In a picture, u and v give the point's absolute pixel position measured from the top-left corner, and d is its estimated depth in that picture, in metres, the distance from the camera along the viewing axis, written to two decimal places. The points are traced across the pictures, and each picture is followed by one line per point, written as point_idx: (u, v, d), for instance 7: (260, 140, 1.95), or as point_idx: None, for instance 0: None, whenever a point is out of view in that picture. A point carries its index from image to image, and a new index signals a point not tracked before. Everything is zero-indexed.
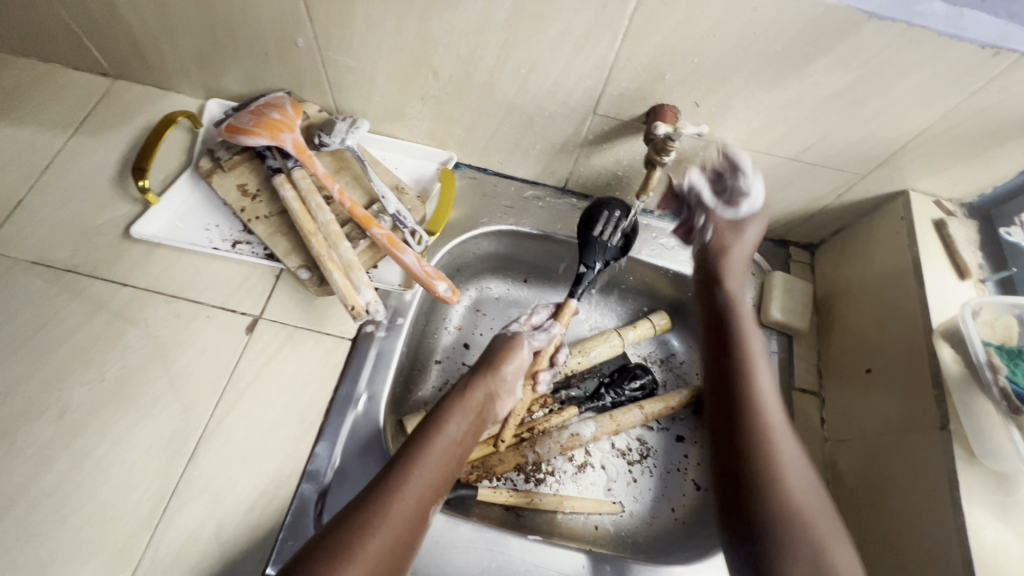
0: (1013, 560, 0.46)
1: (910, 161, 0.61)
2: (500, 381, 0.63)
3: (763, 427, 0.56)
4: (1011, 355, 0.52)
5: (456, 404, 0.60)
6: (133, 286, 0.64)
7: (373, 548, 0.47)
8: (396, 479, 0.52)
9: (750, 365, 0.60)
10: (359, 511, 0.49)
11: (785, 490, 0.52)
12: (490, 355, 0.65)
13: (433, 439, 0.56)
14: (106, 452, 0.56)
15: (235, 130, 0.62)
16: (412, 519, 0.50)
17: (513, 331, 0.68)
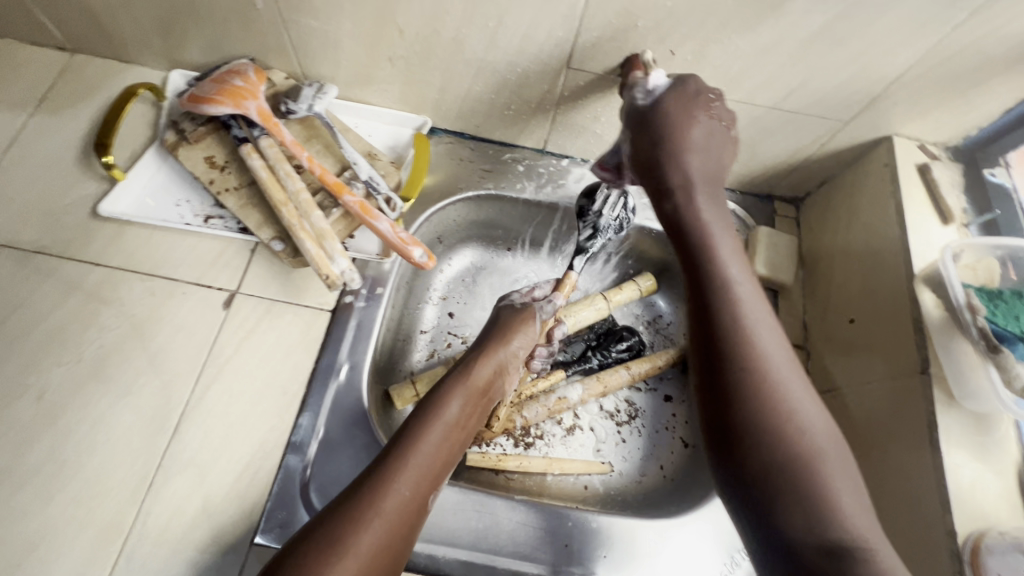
0: (990, 498, 0.47)
1: (893, 105, 0.59)
2: (512, 355, 0.63)
3: (734, 334, 0.45)
4: (991, 296, 0.50)
5: (459, 385, 0.57)
6: (106, 266, 0.63)
7: (365, 544, 0.43)
8: (390, 470, 0.48)
9: (715, 277, 0.48)
10: (352, 502, 0.45)
11: (792, 453, 0.40)
12: (496, 330, 0.64)
13: (433, 424, 0.53)
14: (88, 431, 0.56)
15: (197, 99, 0.60)
16: (408, 513, 0.47)
17: (521, 303, 0.67)
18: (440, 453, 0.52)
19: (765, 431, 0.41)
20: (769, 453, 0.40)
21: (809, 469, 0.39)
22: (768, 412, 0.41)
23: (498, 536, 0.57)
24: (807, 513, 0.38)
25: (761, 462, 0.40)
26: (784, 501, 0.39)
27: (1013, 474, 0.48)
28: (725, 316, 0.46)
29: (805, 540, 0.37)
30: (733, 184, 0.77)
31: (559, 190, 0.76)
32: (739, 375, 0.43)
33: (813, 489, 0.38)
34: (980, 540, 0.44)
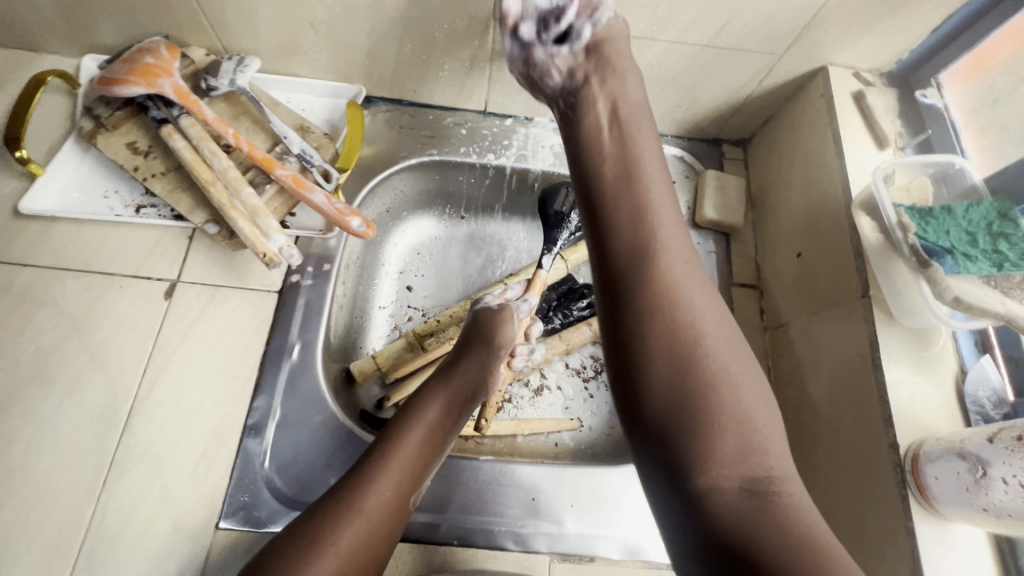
0: (928, 409, 0.48)
1: (824, 32, 0.58)
2: (495, 355, 0.62)
3: (649, 279, 0.45)
4: (922, 214, 0.50)
5: (441, 386, 0.58)
6: (35, 266, 0.60)
7: (346, 544, 0.44)
8: (372, 472, 0.49)
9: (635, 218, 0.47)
10: (333, 503, 0.46)
11: (702, 401, 0.41)
12: (477, 330, 0.63)
13: (415, 426, 0.54)
14: (33, 435, 0.54)
15: (108, 81, 0.57)
16: (390, 513, 0.47)
17: (496, 304, 0.66)
18: (423, 454, 0.52)
19: (677, 371, 0.42)
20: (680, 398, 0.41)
21: (713, 409, 0.40)
22: (685, 363, 0.42)
23: (464, 497, 0.57)
24: (723, 455, 0.39)
25: (675, 409, 0.41)
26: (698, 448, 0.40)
27: (952, 384, 0.50)
28: (641, 263, 0.45)
29: (726, 482, 0.38)
30: (679, 131, 0.76)
31: (508, 152, 0.75)
32: (649, 320, 0.43)
33: (725, 428, 0.40)
34: (920, 449, 0.46)
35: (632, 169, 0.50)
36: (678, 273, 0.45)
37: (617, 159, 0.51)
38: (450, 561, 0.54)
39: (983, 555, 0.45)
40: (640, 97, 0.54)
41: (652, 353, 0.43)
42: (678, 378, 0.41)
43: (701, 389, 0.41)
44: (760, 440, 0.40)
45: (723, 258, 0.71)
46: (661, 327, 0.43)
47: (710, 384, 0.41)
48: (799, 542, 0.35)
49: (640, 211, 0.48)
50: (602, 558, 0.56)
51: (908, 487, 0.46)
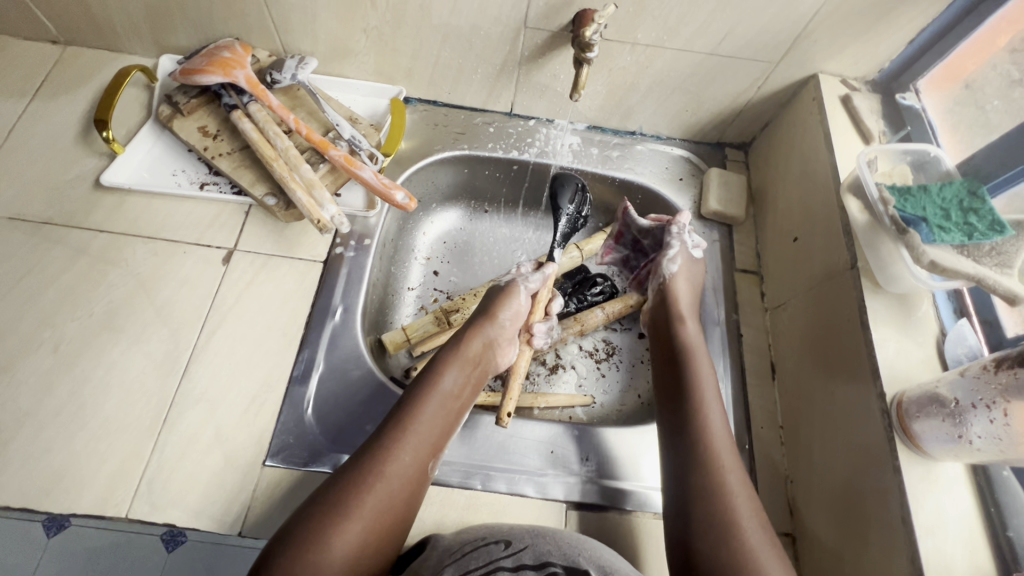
0: (913, 365, 0.54)
1: (813, 43, 0.67)
2: (499, 330, 0.64)
3: (702, 449, 0.52)
4: (902, 193, 0.57)
5: (453, 356, 0.60)
6: (109, 232, 0.68)
7: (369, 506, 0.48)
8: (391, 440, 0.52)
9: (692, 393, 0.57)
10: (357, 468, 0.50)
11: (732, 541, 0.46)
12: (484, 306, 0.66)
13: (429, 396, 0.56)
14: (103, 377, 0.60)
15: (189, 72, 0.66)
16: (410, 481, 0.51)
17: (505, 281, 0.69)
18: (437, 422, 0.55)
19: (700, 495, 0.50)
20: (704, 514, 0.48)
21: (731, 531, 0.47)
22: (718, 513, 0.48)
23: (488, 449, 0.63)
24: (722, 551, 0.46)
25: (694, 515, 0.49)
26: None
27: (934, 345, 0.55)
28: (692, 435, 0.54)
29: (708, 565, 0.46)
30: (686, 134, 0.84)
31: (532, 149, 0.82)
32: (698, 494, 0.50)
33: (735, 553, 0.46)
34: (903, 397, 0.51)
35: (691, 359, 0.60)
36: (711, 407, 0.56)
37: (680, 354, 0.61)
38: (475, 504, 0.59)
39: (965, 492, 0.49)
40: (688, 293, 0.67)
41: (693, 499, 0.50)
42: (704, 504, 0.49)
43: (722, 512, 0.48)
44: None
45: (726, 247, 0.78)
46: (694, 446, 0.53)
47: (734, 513, 0.48)
48: None
49: (691, 400, 0.56)
50: (616, 509, 0.60)
51: (893, 429, 0.51)
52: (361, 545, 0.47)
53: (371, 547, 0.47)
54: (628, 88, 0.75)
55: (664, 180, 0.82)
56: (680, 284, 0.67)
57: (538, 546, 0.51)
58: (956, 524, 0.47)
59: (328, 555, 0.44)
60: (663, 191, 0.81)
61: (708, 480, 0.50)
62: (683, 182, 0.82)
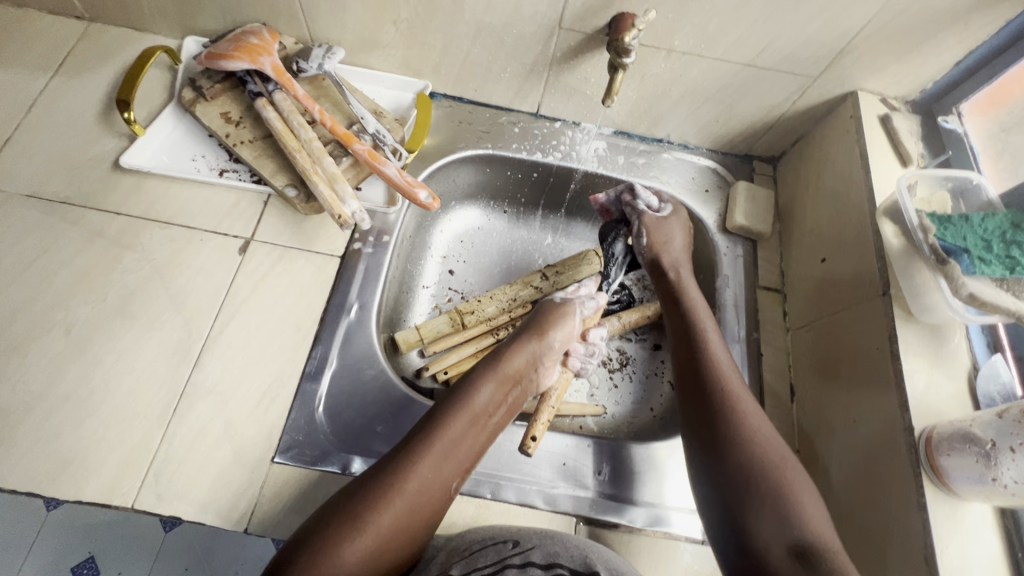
0: (943, 399, 0.52)
1: (857, 59, 0.65)
2: (546, 347, 0.64)
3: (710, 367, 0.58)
4: (942, 221, 0.55)
5: (492, 371, 0.59)
6: (126, 215, 0.67)
7: (385, 524, 0.47)
8: (415, 455, 0.51)
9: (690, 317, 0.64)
10: (377, 482, 0.48)
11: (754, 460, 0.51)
12: (534, 326, 0.65)
13: (462, 411, 0.55)
14: (115, 362, 0.59)
15: (215, 56, 0.65)
16: (431, 501, 0.50)
17: (561, 299, 0.69)
18: (466, 441, 0.54)
19: (731, 443, 0.52)
20: (740, 460, 0.51)
21: (784, 505, 0.48)
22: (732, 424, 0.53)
23: (498, 458, 0.62)
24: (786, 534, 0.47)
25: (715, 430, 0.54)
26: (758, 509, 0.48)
27: (965, 379, 0.54)
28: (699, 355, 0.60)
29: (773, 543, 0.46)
30: (714, 144, 0.82)
31: (557, 151, 0.80)
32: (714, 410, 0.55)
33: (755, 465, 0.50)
34: (932, 432, 0.49)
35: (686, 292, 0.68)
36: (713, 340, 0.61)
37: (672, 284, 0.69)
38: (485, 512, 0.58)
39: (991, 533, 0.48)
40: (682, 248, 0.72)
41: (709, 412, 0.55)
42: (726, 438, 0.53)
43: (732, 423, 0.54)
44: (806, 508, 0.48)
45: (750, 262, 0.76)
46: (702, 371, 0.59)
47: (744, 429, 0.53)
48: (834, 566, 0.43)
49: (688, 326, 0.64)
50: (625, 526, 0.59)
51: (921, 465, 0.49)
52: (372, 562, 0.45)
53: (382, 561, 0.46)
54: (659, 96, 0.74)
55: (689, 191, 0.80)
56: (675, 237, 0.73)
57: (546, 547, 0.50)
58: (982, 567, 0.46)
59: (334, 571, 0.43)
60: (687, 201, 0.79)
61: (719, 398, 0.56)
62: (709, 194, 0.80)
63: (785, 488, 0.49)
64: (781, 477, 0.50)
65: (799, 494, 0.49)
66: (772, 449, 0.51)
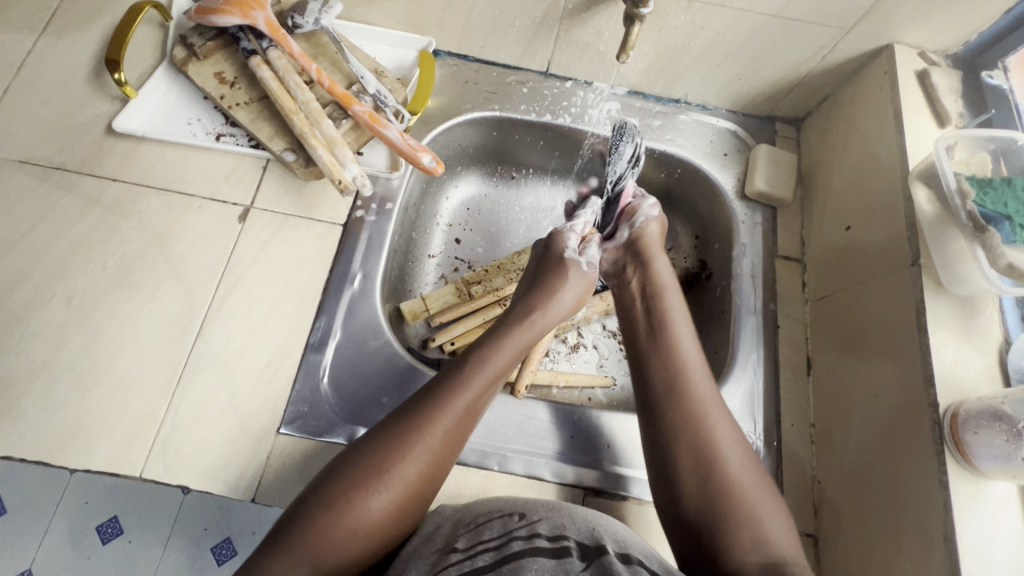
0: (971, 373, 0.50)
1: (896, 7, 0.59)
2: (566, 310, 0.61)
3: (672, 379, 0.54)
4: (982, 185, 0.52)
5: (516, 328, 0.57)
6: (123, 181, 0.65)
7: (403, 478, 0.46)
8: (436, 410, 0.49)
9: (660, 328, 0.59)
10: (397, 435, 0.48)
11: (722, 484, 0.49)
12: (558, 280, 0.61)
13: (483, 367, 0.53)
14: (117, 332, 0.59)
15: (205, 10, 0.61)
16: (448, 455, 0.49)
17: (587, 266, 0.64)
18: (488, 397, 0.53)
19: (704, 468, 0.49)
20: (712, 489, 0.49)
21: (754, 536, 0.47)
22: (704, 450, 0.50)
23: (506, 429, 0.61)
24: (755, 554, 0.46)
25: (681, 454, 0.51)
26: (724, 540, 0.47)
27: (995, 353, 0.52)
28: (652, 361, 0.56)
29: (750, 568, 0.45)
30: (735, 105, 0.77)
31: (568, 113, 0.76)
32: (676, 432, 0.51)
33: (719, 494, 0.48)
34: (959, 409, 0.47)
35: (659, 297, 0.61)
36: (682, 349, 0.57)
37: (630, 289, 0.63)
38: (492, 484, 0.58)
39: (1013, 510, 0.47)
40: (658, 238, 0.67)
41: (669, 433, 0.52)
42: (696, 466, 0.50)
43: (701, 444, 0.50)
44: (774, 534, 0.47)
45: (769, 230, 0.72)
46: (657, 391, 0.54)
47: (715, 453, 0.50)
48: None
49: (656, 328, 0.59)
50: (634, 498, 0.58)
51: (945, 443, 0.47)
52: (391, 513, 0.46)
53: (400, 512, 0.47)
54: (677, 51, 0.69)
55: (707, 155, 0.76)
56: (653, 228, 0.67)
57: (553, 518, 0.49)
58: (1003, 545, 0.45)
59: (353, 521, 0.44)
60: (704, 165, 0.75)
61: (681, 413, 0.52)
62: (727, 157, 0.76)
63: (745, 510, 0.47)
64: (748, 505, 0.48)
65: (765, 517, 0.48)
66: (737, 477, 0.49)
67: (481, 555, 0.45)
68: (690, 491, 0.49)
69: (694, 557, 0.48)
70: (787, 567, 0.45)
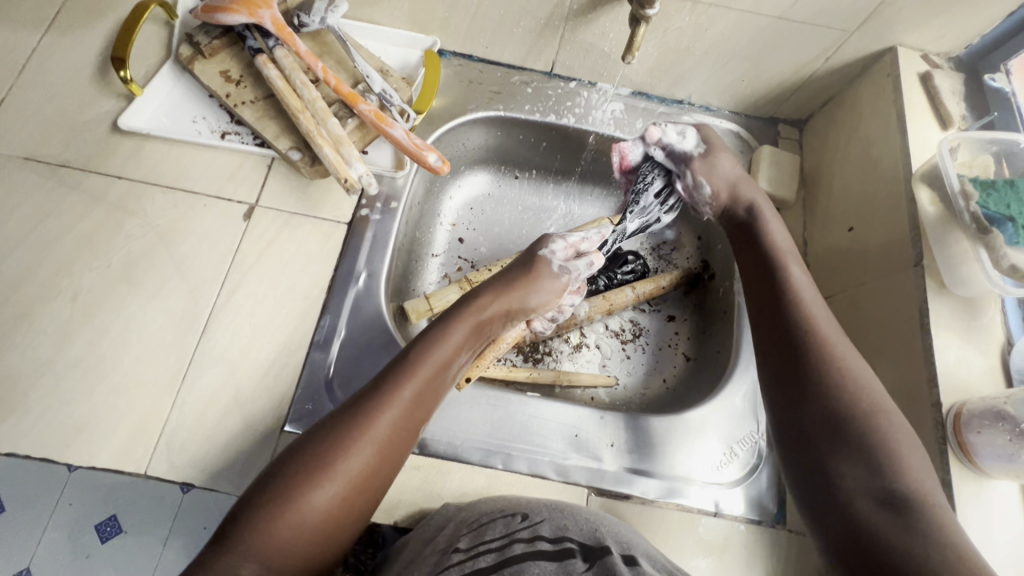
0: (974, 374, 0.50)
1: (900, 10, 0.60)
2: (524, 304, 0.62)
3: (793, 307, 0.55)
4: (985, 186, 0.52)
5: (468, 322, 0.57)
6: (128, 179, 0.65)
7: (348, 471, 0.46)
8: (379, 401, 0.49)
9: (777, 263, 0.59)
10: (337, 429, 0.47)
11: (844, 404, 0.48)
12: (515, 274, 0.62)
13: (428, 356, 0.53)
14: (122, 329, 0.59)
15: (212, 9, 0.61)
16: (394, 445, 0.49)
17: (558, 266, 0.64)
18: (432, 388, 0.52)
19: (826, 391, 0.49)
20: (835, 412, 0.48)
21: (888, 462, 0.44)
22: (825, 373, 0.50)
23: (510, 428, 0.61)
24: (877, 485, 0.44)
25: (803, 374, 0.51)
26: (847, 461, 0.45)
27: (998, 354, 0.52)
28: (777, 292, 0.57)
29: (860, 496, 0.44)
30: (738, 106, 0.78)
31: (572, 113, 0.76)
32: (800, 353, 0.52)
33: (849, 414, 0.47)
34: (962, 409, 0.48)
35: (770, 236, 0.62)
36: (800, 287, 0.57)
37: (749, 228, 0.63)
38: (495, 482, 0.58)
39: (1016, 511, 0.47)
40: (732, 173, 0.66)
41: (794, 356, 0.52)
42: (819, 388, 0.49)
43: (823, 365, 0.50)
44: (909, 464, 0.44)
45: None
46: (783, 317, 0.55)
47: (839, 376, 0.49)
48: (934, 546, 0.39)
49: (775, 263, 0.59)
50: (637, 498, 0.58)
51: (948, 443, 0.47)
52: (338, 508, 0.45)
53: (348, 507, 0.46)
54: (681, 52, 0.69)
55: None
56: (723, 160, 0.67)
57: (555, 520, 0.49)
58: (1005, 545, 0.45)
59: (299, 518, 0.43)
60: None
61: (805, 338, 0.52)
62: None
63: (879, 432, 0.46)
64: (876, 432, 0.46)
65: (899, 449, 0.45)
66: (864, 400, 0.47)
67: (482, 555, 0.45)
68: (813, 417, 0.49)
69: (810, 478, 0.47)
70: (912, 501, 0.42)
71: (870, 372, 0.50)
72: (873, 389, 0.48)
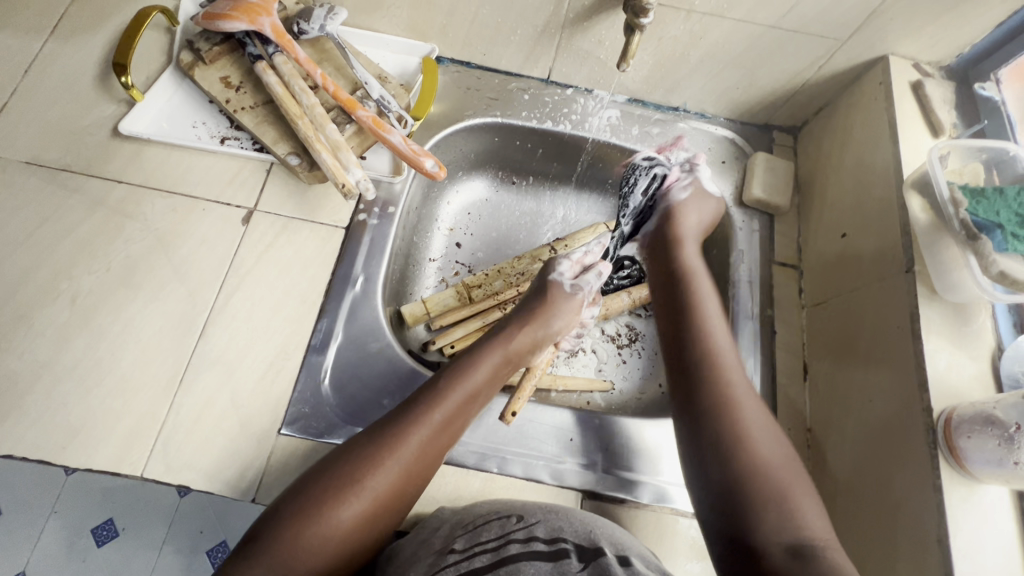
0: (965, 379, 0.51)
1: (891, 20, 0.60)
2: (548, 333, 0.62)
3: (704, 351, 0.55)
4: (975, 194, 0.53)
5: (495, 348, 0.58)
6: (127, 183, 0.65)
7: (373, 489, 0.47)
8: (407, 422, 0.50)
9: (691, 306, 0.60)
10: (365, 449, 0.48)
11: (751, 455, 0.48)
12: (541, 299, 0.63)
13: (459, 380, 0.54)
14: (120, 333, 0.59)
15: (213, 16, 0.62)
16: (421, 466, 0.50)
17: (570, 287, 0.65)
18: (462, 413, 0.53)
19: (730, 441, 0.49)
20: (739, 464, 0.47)
21: (793, 513, 0.45)
22: (732, 422, 0.50)
23: (506, 431, 0.61)
24: (785, 533, 0.43)
25: (711, 422, 0.50)
26: (755, 512, 0.45)
27: (988, 360, 0.52)
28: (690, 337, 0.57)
29: (773, 547, 0.43)
30: (733, 113, 0.78)
31: (569, 119, 0.77)
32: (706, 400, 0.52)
33: (753, 466, 0.47)
34: (952, 413, 0.48)
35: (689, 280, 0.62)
36: (717, 334, 0.57)
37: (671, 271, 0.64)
38: (491, 486, 0.58)
39: (1006, 515, 0.47)
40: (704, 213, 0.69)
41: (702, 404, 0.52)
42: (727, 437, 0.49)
43: (731, 415, 0.50)
44: (807, 515, 0.45)
45: (766, 237, 0.73)
46: (692, 363, 0.55)
47: (744, 428, 0.49)
48: None
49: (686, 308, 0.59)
50: (632, 502, 0.58)
51: (938, 447, 0.48)
52: (358, 526, 0.46)
53: (366, 525, 0.46)
54: (676, 60, 0.70)
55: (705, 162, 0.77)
56: (691, 210, 0.68)
57: (550, 521, 0.50)
58: (996, 550, 0.45)
59: (320, 533, 0.44)
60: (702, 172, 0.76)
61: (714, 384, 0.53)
62: (725, 165, 0.77)
63: (778, 484, 0.46)
64: (778, 480, 0.46)
65: (797, 495, 0.46)
66: (768, 456, 0.48)
67: (477, 556, 0.45)
68: (717, 470, 0.48)
69: (718, 526, 0.46)
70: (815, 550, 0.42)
71: (768, 425, 0.50)
72: (772, 445, 0.49)
